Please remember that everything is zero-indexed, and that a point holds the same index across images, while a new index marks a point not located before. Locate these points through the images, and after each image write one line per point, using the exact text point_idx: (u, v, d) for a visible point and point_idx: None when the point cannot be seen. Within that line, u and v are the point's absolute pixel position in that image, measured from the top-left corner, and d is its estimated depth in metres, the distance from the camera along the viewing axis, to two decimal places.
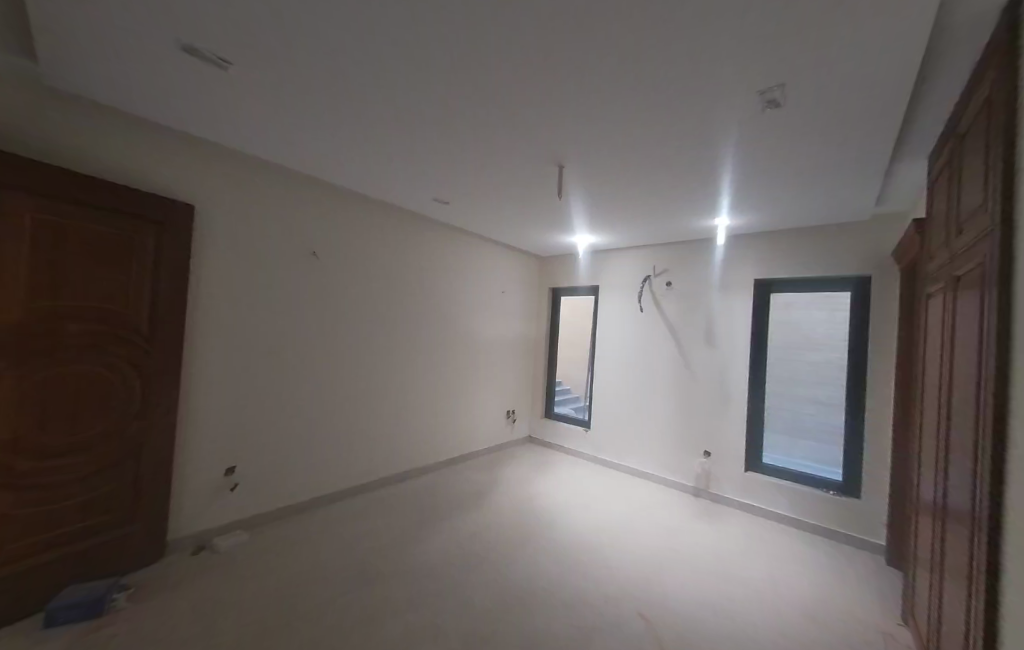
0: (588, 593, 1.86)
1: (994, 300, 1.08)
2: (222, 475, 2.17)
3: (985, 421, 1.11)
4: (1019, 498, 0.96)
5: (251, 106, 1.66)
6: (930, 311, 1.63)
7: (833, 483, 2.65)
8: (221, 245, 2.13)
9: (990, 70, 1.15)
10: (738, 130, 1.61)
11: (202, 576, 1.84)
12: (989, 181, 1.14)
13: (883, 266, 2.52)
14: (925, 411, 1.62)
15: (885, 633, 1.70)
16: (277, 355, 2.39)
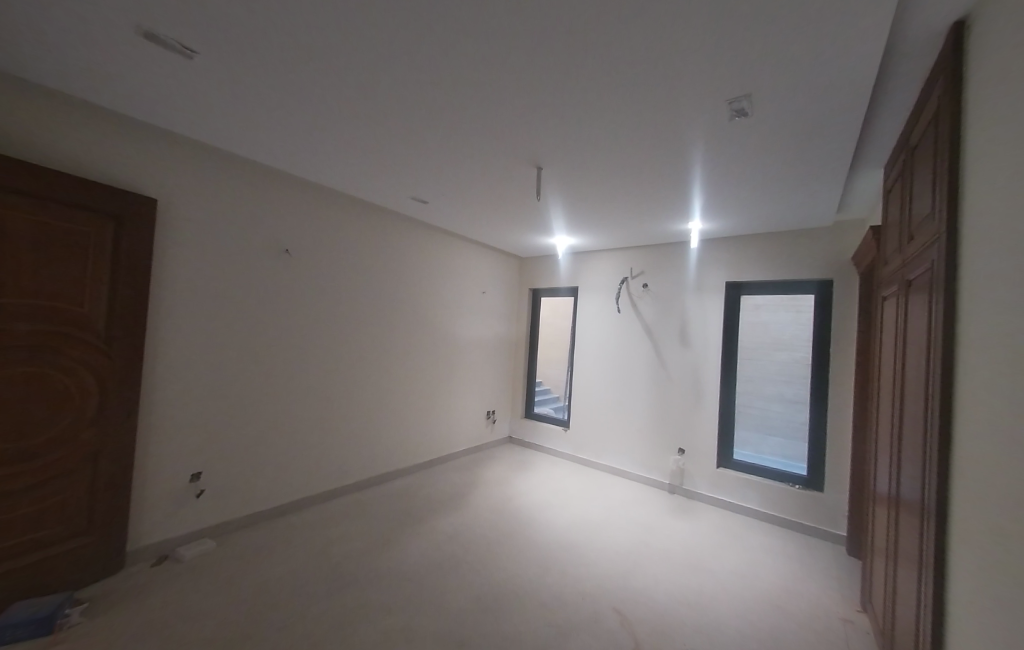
0: (564, 591, 1.88)
1: (942, 301, 1.15)
2: (189, 481, 2.10)
3: (932, 416, 1.18)
4: (964, 489, 1.03)
5: (221, 99, 1.62)
6: (885, 312, 1.71)
7: (799, 478, 2.76)
8: (189, 243, 2.08)
9: (938, 87, 1.24)
10: (706, 137, 1.67)
11: (166, 586, 1.79)
12: (937, 191, 1.22)
13: (843, 269, 2.65)
14: (880, 406, 1.71)
15: (845, 620, 1.78)
16: (248, 357, 2.34)
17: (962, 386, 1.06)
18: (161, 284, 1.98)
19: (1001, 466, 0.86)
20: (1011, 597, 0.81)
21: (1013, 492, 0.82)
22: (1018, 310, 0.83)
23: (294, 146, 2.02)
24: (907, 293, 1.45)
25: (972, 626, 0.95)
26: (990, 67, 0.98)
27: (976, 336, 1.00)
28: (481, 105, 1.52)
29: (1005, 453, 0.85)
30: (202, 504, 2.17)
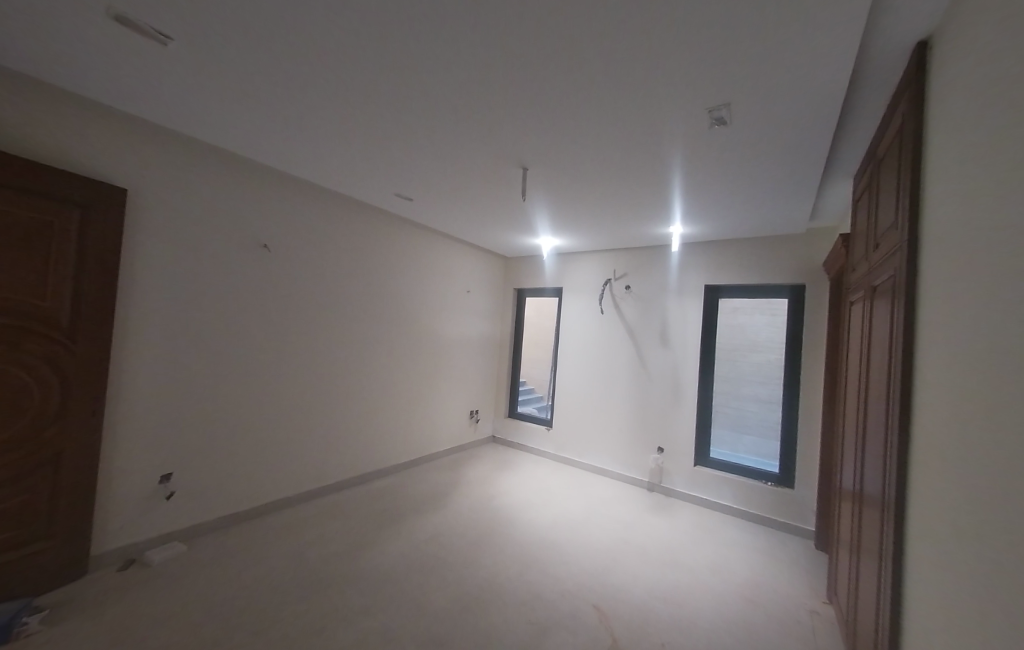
0: (544, 589, 1.90)
1: (902, 306, 1.21)
2: (159, 482, 2.03)
3: (893, 415, 1.25)
4: (921, 483, 1.09)
5: (198, 88, 1.57)
6: (852, 317, 1.79)
7: (771, 475, 2.86)
8: (162, 236, 2.01)
9: (902, 103, 1.30)
10: (686, 144, 1.71)
11: (133, 591, 1.72)
12: (900, 202, 1.29)
13: (814, 275, 2.76)
14: (847, 406, 1.79)
15: (812, 612, 1.86)
16: (223, 353, 2.27)
17: (919, 386, 1.13)
18: (132, 278, 1.91)
19: (956, 461, 0.91)
20: (962, 584, 0.86)
21: (965, 485, 0.87)
22: (971, 313, 0.89)
23: (274, 138, 1.97)
24: (872, 299, 1.52)
25: (928, 615, 1.00)
26: (948, 85, 1.05)
27: (933, 338, 1.07)
28: (466, 103, 1.52)
29: (960, 449, 0.90)
30: (173, 506, 2.09)
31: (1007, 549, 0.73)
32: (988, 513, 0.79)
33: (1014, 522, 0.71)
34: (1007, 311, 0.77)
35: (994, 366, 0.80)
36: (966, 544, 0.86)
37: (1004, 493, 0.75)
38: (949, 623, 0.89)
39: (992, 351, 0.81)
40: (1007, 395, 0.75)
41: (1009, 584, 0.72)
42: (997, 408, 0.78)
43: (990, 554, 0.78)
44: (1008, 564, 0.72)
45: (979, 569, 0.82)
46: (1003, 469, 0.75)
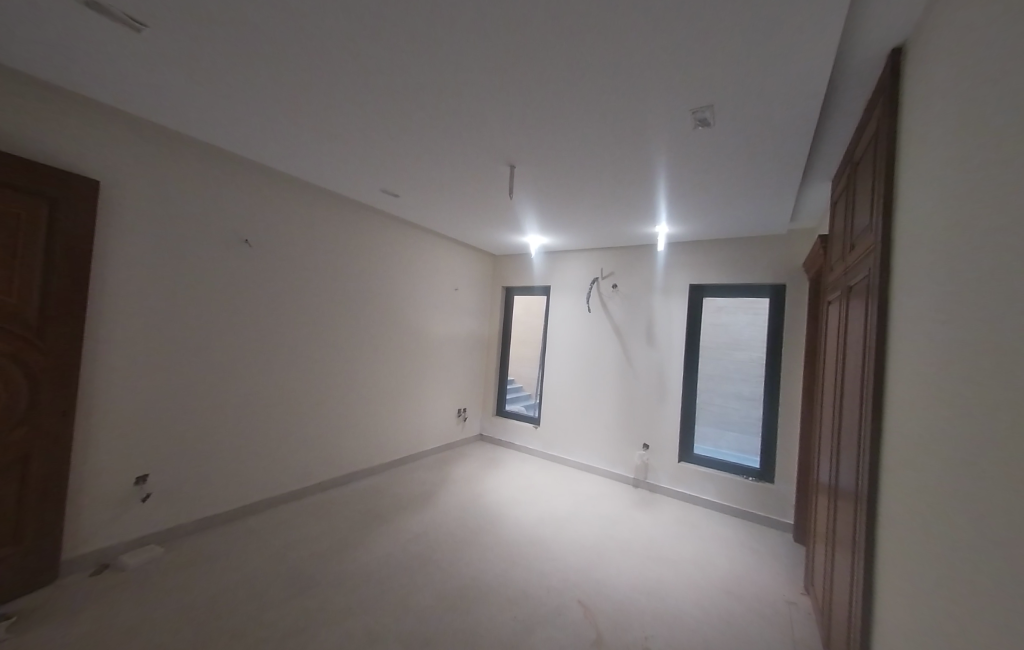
0: (530, 585, 1.92)
1: (876, 304, 1.26)
2: (133, 484, 1.97)
3: (866, 410, 1.29)
4: (892, 475, 1.13)
5: (175, 78, 1.52)
6: (830, 315, 1.84)
7: (752, 470, 2.93)
8: (136, 230, 1.94)
9: (877, 108, 1.35)
10: (670, 144, 1.73)
11: (107, 596, 1.67)
12: (874, 204, 1.33)
13: (794, 275, 2.83)
14: (824, 402, 1.84)
15: (789, 602, 1.91)
16: (202, 352, 2.21)
17: (891, 382, 1.17)
18: (105, 273, 1.84)
19: (927, 453, 0.94)
20: (932, 572, 0.89)
21: (935, 476, 0.90)
22: (941, 309, 0.92)
23: (254, 130, 1.93)
24: (848, 298, 1.57)
25: (900, 603, 1.03)
26: (920, 90, 1.08)
27: (905, 335, 1.10)
28: (452, 99, 1.51)
29: (930, 441, 0.93)
30: (149, 509, 2.04)
31: (974, 537, 0.76)
32: (956, 503, 0.82)
33: (982, 511, 0.74)
34: (976, 306, 0.79)
35: (962, 360, 0.83)
36: (935, 534, 0.88)
37: (971, 482, 0.77)
38: (920, 611, 0.92)
39: (961, 346, 0.84)
40: (975, 388, 0.78)
41: (975, 571, 0.75)
42: (966, 400, 0.81)
43: (957, 543, 0.81)
44: (975, 551, 0.75)
45: (946, 558, 0.84)
46: (970, 458, 0.78)
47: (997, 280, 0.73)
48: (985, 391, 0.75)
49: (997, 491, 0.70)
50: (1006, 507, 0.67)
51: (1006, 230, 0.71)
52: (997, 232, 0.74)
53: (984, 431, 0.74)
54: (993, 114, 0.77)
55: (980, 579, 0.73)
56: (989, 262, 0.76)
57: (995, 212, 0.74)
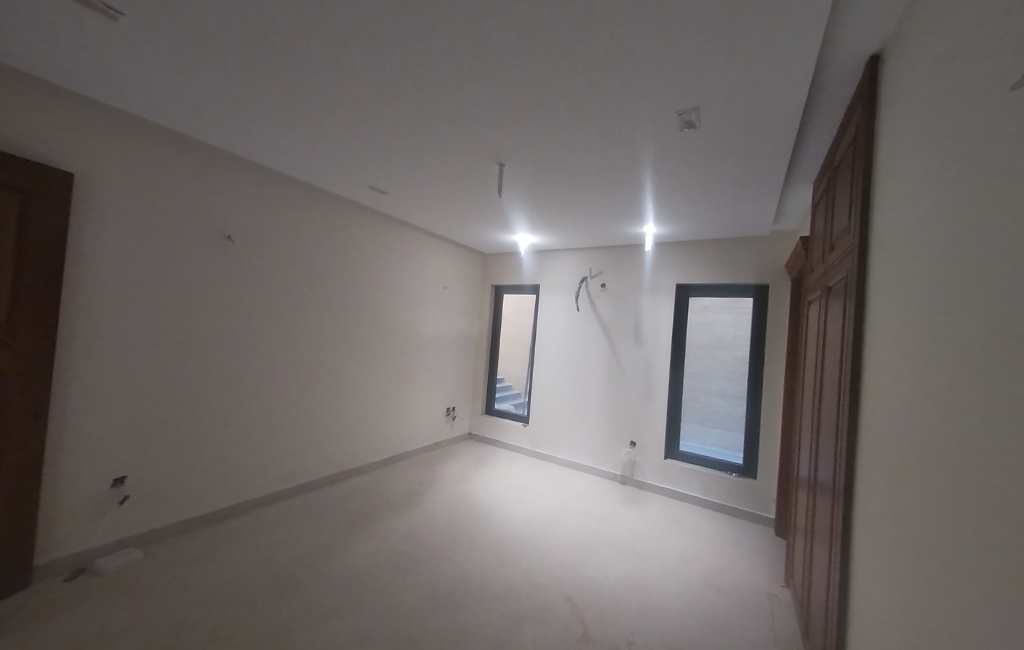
0: (518, 582, 1.93)
1: (853, 305, 1.30)
2: (110, 486, 1.91)
3: (844, 407, 1.33)
4: (867, 470, 1.17)
5: (153, 68, 1.48)
6: (810, 315, 1.89)
7: (736, 466, 2.99)
8: (112, 225, 1.88)
9: (856, 114, 1.39)
10: (656, 145, 1.75)
11: (83, 602, 1.62)
12: (853, 207, 1.37)
13: (776, 275, 2.89)
14: (804, 399, 1.89)
15: (770, 595, 1.96)
16: (184, 350, 2.16)
17: (867, 380, 1.21)
18: (80, 269, 1.79)
19: (903, 448, 0.97)
20: (906, 564, 0.92)
21: (910, 471, 0.93)
22: (918, 309, 0.94)
23: (238, 124, 1.88)
24: (827, 298, 1.61)
25: (875, 594, 1.07)
26: (898, 96, 1.12)
27: (882, 334, 1.14)
28: (441, 96, 1.50)
29: (906, 438, 0.96)
30: (126, 512, 1.98)
31: (947, 529, 0.78)
32: (930, 497, 0.85)
33: (955, 505, 0.76)
34: (951, 307, 0.82)
35: (938, 358, 0.86)
36: (909, 527, 0.91)
37: (945, 476, 0.80)
38: (895, 602, 0.95)
39: (936, 344, 0.87)
40: (950, 385, 0.80)
41: (947, 562, 0.77)
42: (941, 397, 0.84)
43: (930, 535, 0.84)
44: (948, 544, 0.78)
45: (920, 551, 0.87)
46: (944, 453, 0.81)
47: (972, 280, 0.75)
48: (959, 388, 0.77)
49: (969, 485, 0.72)
50: (978, 500, 0.70)
51: (979, 233, 0.74)
52: (972, 234, 0.76)
53: (958, 427, 0.77)
54: (969, 119, 0.79)
55: (953, 569, 0.76)
56: (964, 264, 0.78)
57: (970, 214, 0.77)
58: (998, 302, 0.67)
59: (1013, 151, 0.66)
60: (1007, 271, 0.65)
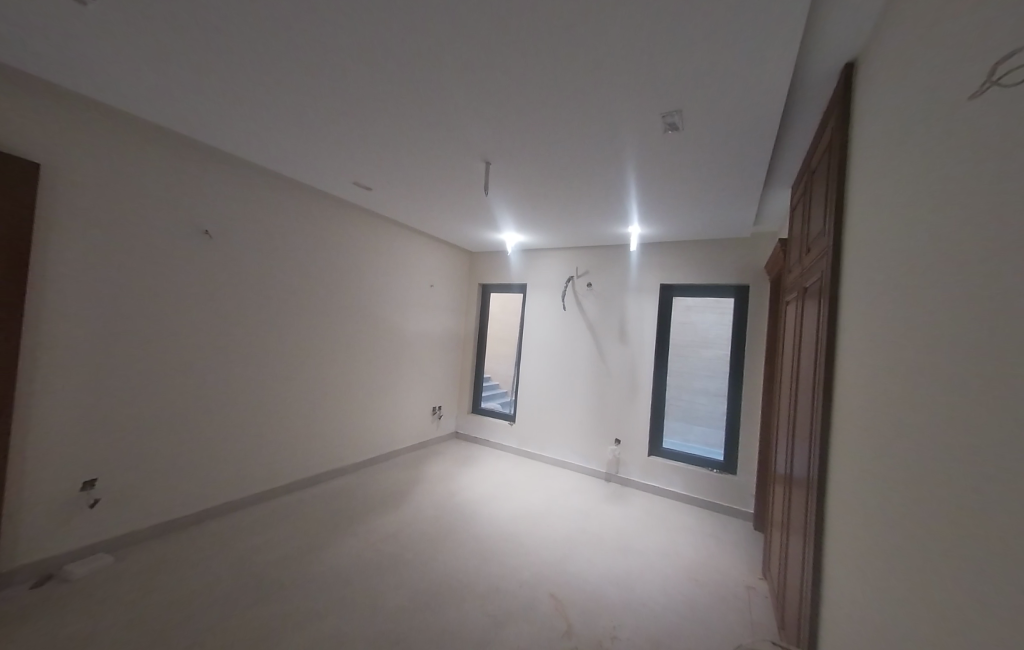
0: (503, 580, 1.94)
1: (827, 305, 1.34)
2: (80, 489, 1.85)
3: (818, 403, 1.38)
4: (839, 464, 1.22)
5: (125, 57, 1.43)
6: (788, 315, 1.94)
7: (716, 462, 3.06)
8: (82, 218, 1.81)
9: (831, 120, 1.43)
10: (639, 146, 1.78)
11: (50, 610, 1.56)
12: (827, 210, 1.42)
13: (756, 276, 2.97)
14: (782, 397, 1.94)
15: (748, 587, 2.02)
16: (158, 349, 2.09)
17: (839, 377, 1.26)
18: (46, 264, 1.72)
19: (873, 443, 1.01)
20: (877, 557, 0.95)
21: (881, 468, 0.96)
22: (887, 309, 0.98)
23: (216, 116, 1.83)
24: (803, 299, 1.66)
25: (847, 585, 1.10)
26: (869, 104, 1.16)
27: (853, 333, 1.18)
28: (426, 92, 1.49)
29: (876, 435, 0.99)
30: (97, 515, 1.91)
31: (915, 523, 0.81)
32: (900, 493, 0.88)
33: (923, 500, 0.79)
34: (919, 307, 0.85)
35: (905, 358, 0.89)
36: (880, 521, 0.94)
37: (914, 472, 0.83)
38: (865, 591, 0.99)
39: (905, 344, 0.90)
40: (919, 385, 0.83)
41: (915, 556, 0.80)
42: (910, 395, 0.87)
43: (900, 529, 0.87)
44: (914, 534, 0.81)
45: (890, 544, 0.90)
46: (913, 451, 0.84)
47: (938, 283, 0.78)
48: (928, 386, 0.80)
49: (937, 481, 0.75)
50: (942, 492, 0.73)
51: (944, 236, 0.77)
52: (938, 238, 0.79)
53: (927, 425, 0.80)
54: (935, 127, 0.83)
55: (921, 562, 0.78)
56: (931, 266, 0.81)
57: (937, 218, 0.80)
58: (964, 303, 0.70)
59: (977, 156, 0.68)
60: (973, 274, 0.68)
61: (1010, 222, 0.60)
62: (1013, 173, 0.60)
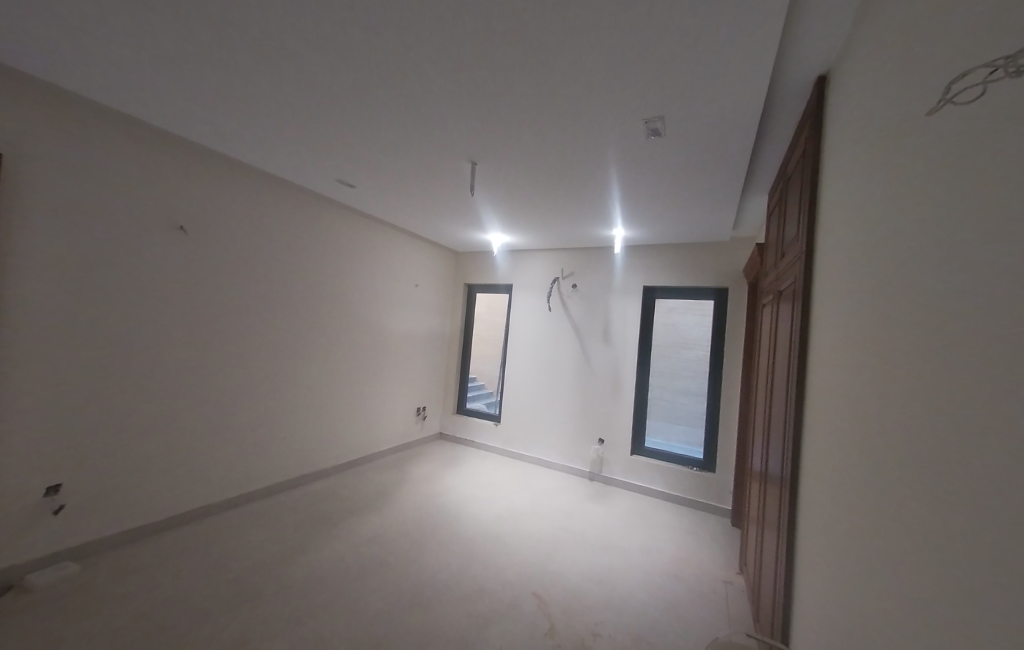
0: (485, 580, 1.94)
1: (800, 309, 1.40)
2: (43, 495, 1.77)
3: (791, 403, 1.44)
4: (811, 461, 1.26)
5: (93, 46, 1.38)
6: (764, 317, 2.01)
7: (696, 461, 3.13)
8: (46, 211, 1.73)
9: (804, 131, 1.49)
10: (621, 150, 1.81)
11: (8, 622, 1.49)
12: (801, 216, 1.47)
13: (735, 279, 3.05)
14: (758, 396, 2.01)
15: (726, 582, 2.08)
16: (129, 348, 2.02)
17: (811, 377, 1.31)
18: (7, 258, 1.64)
19: (843, 441, 1.05)
20: (846, 550, 0.99)
21: (851, 465, 1.00)
22: (858, 313, 1.02)
23: (191, 110, 1.78)
24: (778, 302, 1.72)
25: (818, 576, 1.15)
26: (841, 115, 1.21)
27: (825, 334, 1.22)
28: (410, 91, 1.48)
29: (847, 433, 1.04)
30: (62, 522, 1.83)
31: (887, 522, 0.83)
32: (870, 490, 0.91)
33: (895, 500, 0.81)
34: (889, 312, 0.88)
35: (876, 361, 0.92)
36: (849, 516, 0.99)
37: (883, 471, 0.87)
38: (836, 583, 1.03)
39: (874, 347, 0.94)
40: (890, 387, 0.86)
41: (887, 554, 0.82)
42: (879, 398, 0.90)
43: (870, 526, 0.90)
44: (881, 528, 0.85)
45: (858, 538, 0.94)
46: (884, 452, 0.87)
47: (909, 287, 0.81)
48: (899, 389, 0.83)
49: (908, 480, 0.77)
50: (911, 490, 0.76)
51: (913, 241, 0.81)
52: (907, 244, 0.83)
53: (898, 427, 0.82)
54: (902, 138, 0.87)
55: (891, 559, 0.81)
56: (901, 271, 0.84)
57: (906, 225, 0.84)
58: (932, 306, 0.73)
59: (944, 167, 0.72)
60: (940, 279, 0.71)
61: (975, 229, 0.63)
62: (980, 181, 0.63)
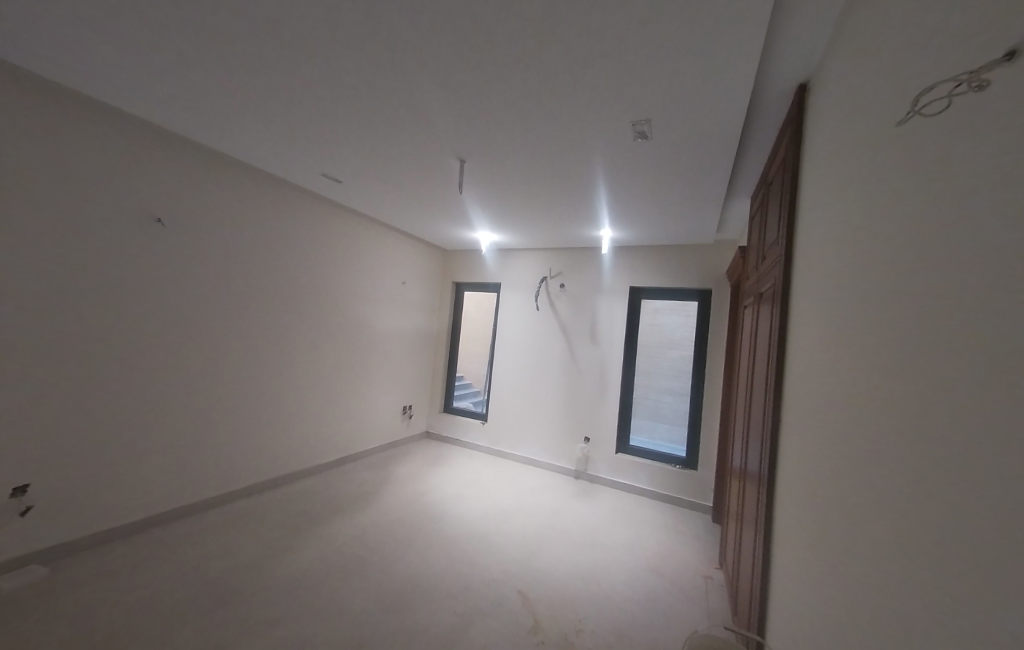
0: (470, 579, 1.94)
1: (779, 311, 1.44)
2: (9, 497, 1.70)
3: (769, 402, 1.48)
4: (788, 459, 1.30)
5: (66, 31, 1.33)
6: (745, 318, 2.06)
7: (679, 459, 3.20)
8: (13, 201, 1.66)
9: (785, 137, 1.54)
10: (608, 151, 1.83)
11: None
12: (781, 221, 1.52)
13: (718, 281, 3.11)
14: (738, 395, 2.06)
15: (705, 577, 2.13)
16: (103, 344, 1.95)
17: (789, 378, 1.35)
18: None
19: (819, 440, 1.09)
20: (821, 545, 1.03)
21: (826, 464, 1.04)
22: (835, 317, 1.05)
23: (170, 100, 1.73)
24: (758, 303, 1.77)
25: (792, 570, 1.20)
26: (819, 124, 1.25)
27: (803, 336, 1.26)
28: (398, 88, 1.47)
29: (822, 433, 1.07)
30: (29, 524, 1.77)
31: (860, 520, 0.87)
32: (844, 488, 0.95)
33: (870, 498, 0.84)
34: (864, 318, 0.92)
35: (852, 363, 0.96)
36: (824, 513, 1.03)
37: (856, 471, 0.90)
38: (810, 577, 1.08)
39: (849, 349, 0.97)
40: (865, 389, 0.89)
41: (860, 550, 0.86)
42: (854, 399, 0.94)
43: (843, 522, 0.94)
44: (854, 525, 0.89)
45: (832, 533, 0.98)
46: (859, 451, 0.90)
47: (885, 291, 0.84)
48: (873, 393, 0.86)
49: (882, 479, 0.80)
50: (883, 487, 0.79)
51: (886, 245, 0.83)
52: (883, 250, 0.85)
53: (871, 429, 0.86)
54: (878, 146, 0.90)
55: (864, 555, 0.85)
56: (876, 277, 0.88)
57: (881, 232, 0.87)
58: (905, 312, 0.76)
59: (917, 175, 0.75)
60: (911, 285, 0.74)
61: (943, 236, 0.66)
62: (949, 190, 0.66)
